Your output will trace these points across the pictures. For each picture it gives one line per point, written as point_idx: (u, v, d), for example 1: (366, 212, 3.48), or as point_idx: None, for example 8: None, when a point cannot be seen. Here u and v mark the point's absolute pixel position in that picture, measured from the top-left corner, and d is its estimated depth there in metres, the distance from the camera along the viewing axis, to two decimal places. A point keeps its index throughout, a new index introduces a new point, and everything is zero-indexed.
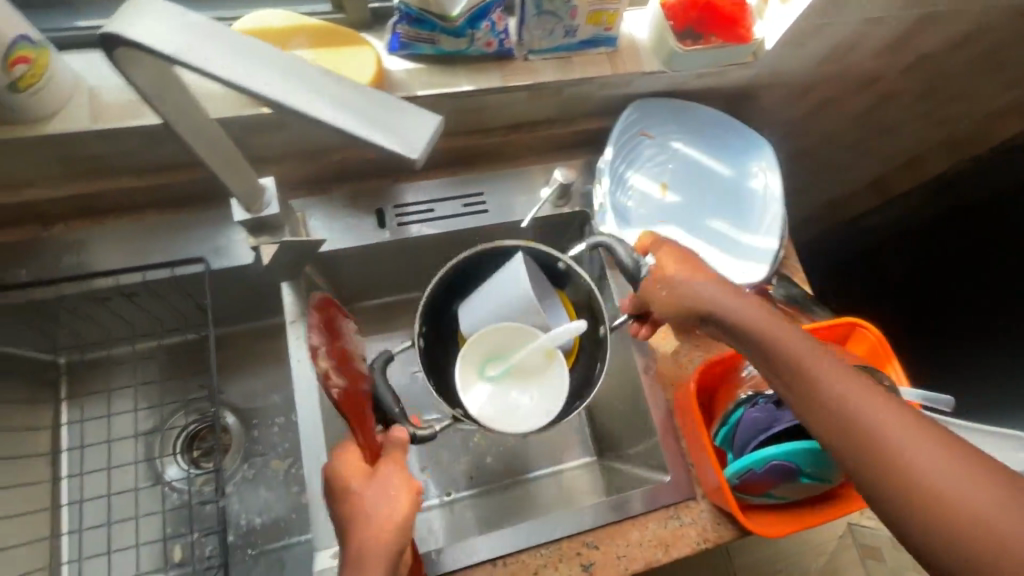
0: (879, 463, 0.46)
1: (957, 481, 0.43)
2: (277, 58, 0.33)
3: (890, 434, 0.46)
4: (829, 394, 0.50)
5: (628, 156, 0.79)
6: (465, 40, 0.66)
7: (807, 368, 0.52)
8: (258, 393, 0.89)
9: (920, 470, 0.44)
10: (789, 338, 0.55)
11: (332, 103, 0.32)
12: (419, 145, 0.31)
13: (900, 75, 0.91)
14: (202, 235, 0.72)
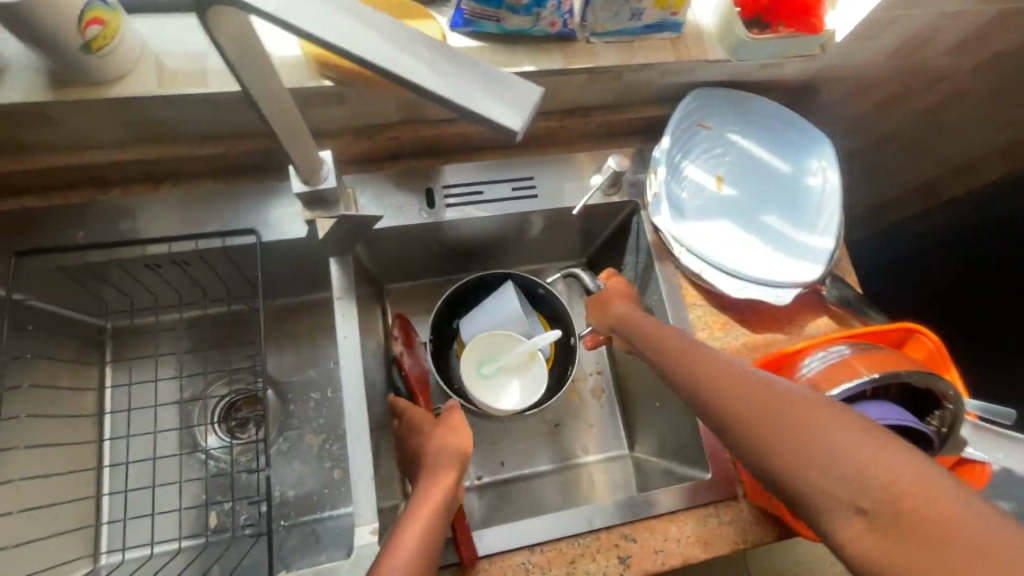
0: (803, 473, 0.45)
1: (818, 432, 0.45)
2: (379, 24, 0.33)
3: (749, 407, 0.50)
4: (740, 409, 0.51)
5: (684, 146, 0.78)
6: (530, 18, 0.64)
7: (686, 365, 0.58)
8: (297, 367, 0.89)
9: (850, 466, 0.43)
10: (698, 363, 0.57)
11: (428, 69, 0.32)
12: (521, 119, 0.31)
13: (969, 74, 0.87)
14: (253, 206, 0.72)
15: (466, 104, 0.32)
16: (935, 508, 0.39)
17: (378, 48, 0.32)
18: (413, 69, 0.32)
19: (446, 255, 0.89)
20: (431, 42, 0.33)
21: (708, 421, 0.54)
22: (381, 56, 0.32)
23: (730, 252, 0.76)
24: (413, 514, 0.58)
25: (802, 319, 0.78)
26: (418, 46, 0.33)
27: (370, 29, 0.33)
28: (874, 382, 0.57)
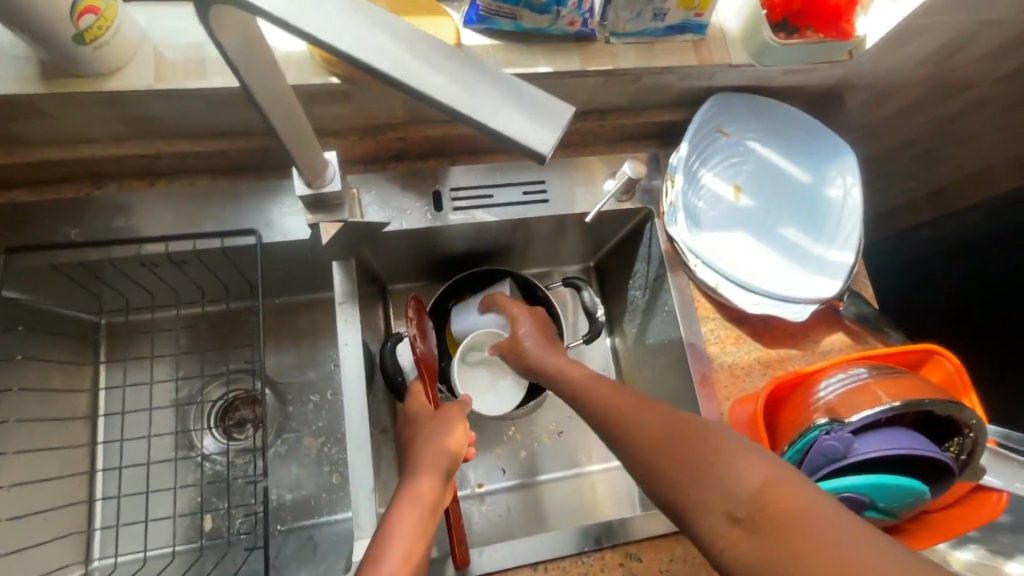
0: (700, 497, 0.47)
1: (724, 462, 0.47)
2: (394, 29, 0.30)
3: (664, 437, 0.52)
4: (650, 441, 0.53)
5: (701, 154, 0.75)
6: (548, 17, 0.61)
7: (602, 401, 0.60)
8: (295, 368, 0.87)
9: (733, 483, 0.46)
10: (625, 406, 0.57)
11: (447, 79, 0.29)
12: (551, 140, 0.28)
13: (997, 84, 0.84)
14: (253, 205, 0.69)
15: (490, 121, 0.29)
16: (798, 508, 0.42)
17: (395, 57, 0.29)
18: (432, 81, 0.29)
19: (451, 257, 0.86)
20: (451, 51, 0.30)
21: (625, 460, 0.55)
22: (397, 66, 0.29)
23: (746, 265, 0.74)
24: (397, 519, 0.55)
25: (817, 334, 0.75)
26: (437, 55, 0.30)
27: (387, 36, 0.30)
28: (895, 410, 0.56)
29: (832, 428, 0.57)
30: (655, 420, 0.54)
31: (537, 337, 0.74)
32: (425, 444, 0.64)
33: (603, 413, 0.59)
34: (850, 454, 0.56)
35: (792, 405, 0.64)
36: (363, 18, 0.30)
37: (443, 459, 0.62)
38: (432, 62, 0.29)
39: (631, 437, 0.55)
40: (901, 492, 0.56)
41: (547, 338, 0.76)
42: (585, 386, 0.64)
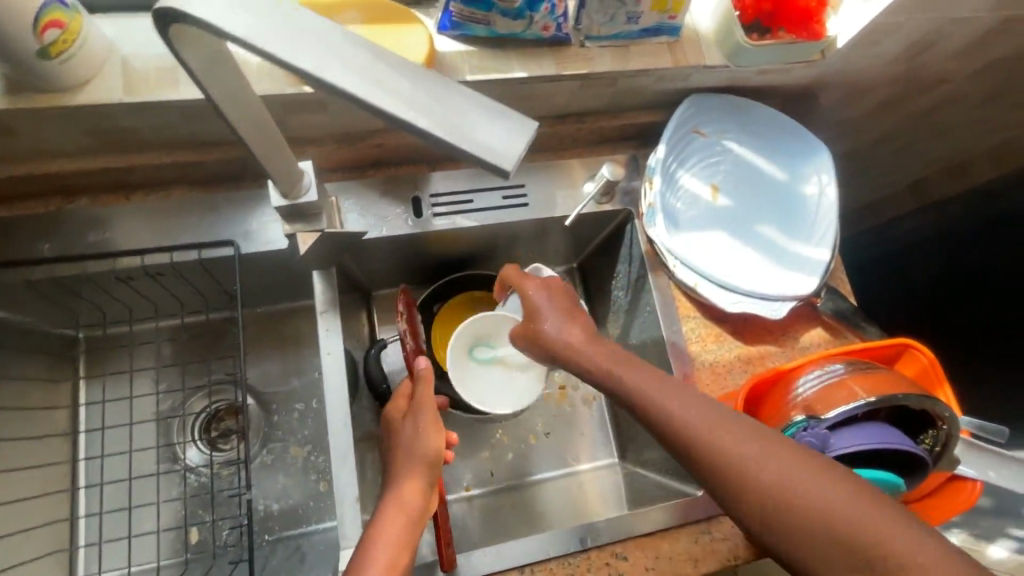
0: (792, 530, 0.46)
1: (826, 495, 0.46)
2: (355, 51, 0.30)
3: (750, 465, 0.49)
4: (740, 465, 0.49)
5: (679, 155, 0.76)
6: (522, 22, 0.61)
7: (661, 404, 0.53)
8: (280, 377, 0.86)
9: (836, 520, 0.45)
10: (697, 412, 0.52)
11: (412, 101, 0.30)
12: (515, 155, 0.29)
13: (966, 80, 0.86)
14: (230, 216, 0.68)
15: (457, 141, 0.29)
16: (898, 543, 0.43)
17: (357, 79, 0.30)
18: (397, 102, 0.30)
19: (433, 261, 0.86)
20: (416, 73, 0.30)
21: (698, 476, 0.51)
22: (360, 87, 0.29)
23: (725, 264, 0.74)
24: (381, 530, 0.56)
25: (795, 331, 0.77)
26: (400, 77, 0.30)
27: (350, 58, 0.30)
28: (870, 405, 0.57)
29: (809, 425, 0.58)
30: (728, 446, 0.50)
31: (565, 320, 0.63)
32: (410, 445, 0.63)
33: (664, 428, 0.53)
34: (827, 450, 0.57)
35: (772, 402, 0.65)
36: (327, 38, 0.30)
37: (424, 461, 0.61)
38: (397, 84, 0.30)
39: (708, 454, 0.50)
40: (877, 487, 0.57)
41: (574, 315, 0.64)
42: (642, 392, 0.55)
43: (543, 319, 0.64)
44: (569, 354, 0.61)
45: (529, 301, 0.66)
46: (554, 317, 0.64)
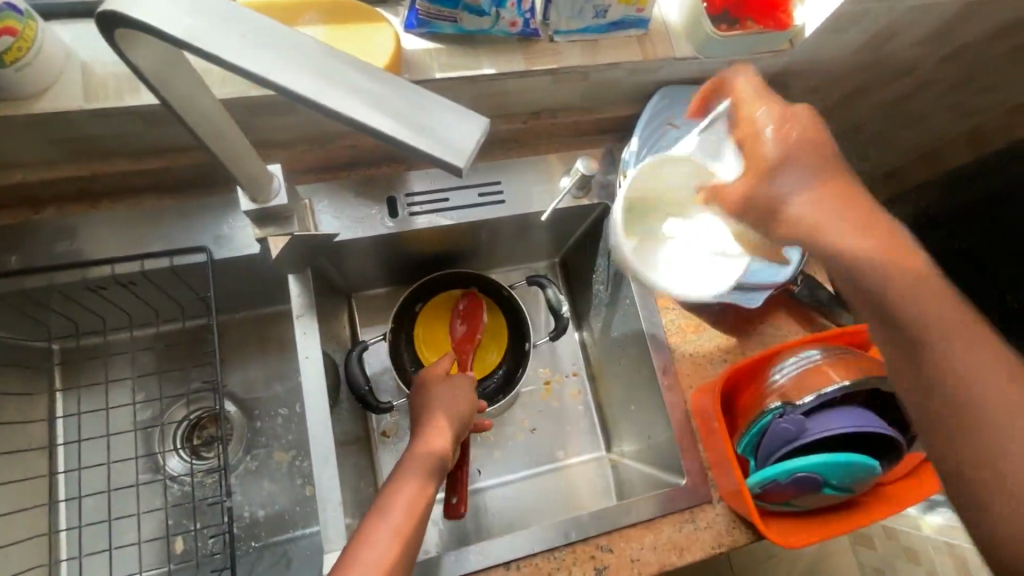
0: (967, 458, 0.42)
1: (994, 391, 0.42)
2: (303, 49, 0.30)
3: (927, 313, 0.45)
4: (911, 331, 0.45)
5: (652, 148, 0.76)
6: (489, 18, 0.61)
7: (826, 241, 0.49)
8: (261, 383, 0.86)
9: (989, 418, 0.41)
10: (891, 260, 0.47)
11: (360, 96, 0.29)
12: (467, 153, 0.28)
13: (935, 65, 0.87)
14: (202, 221, 0.68)
15: (412, 138, 0.29)
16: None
17: (304, 77, 0.29)
18: (347, 100, 0.29)
19: (412, 261, 0.86)
20: (368, 70, 0.30)
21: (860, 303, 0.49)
22: (307, 86, 0.29)
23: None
24: (384, 519, 0.54)
25: (772, 319, 0.77)
26: (351, 74, 0.30)
27: (296, 56, 0.29)
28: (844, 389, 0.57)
29: (785, 411, 0.59)
30: (935, 343, 0.44)
31: (841, 219, 0.49)
32: (425, 448, 0.63)
33: (870, 300, 0.48)
34: (803, 435, 0.58)
35: (750, 390, 0.66)
36: (273, 41, 0.30)
37: (435, 466, 0.62)
38: (344, 80, 0.29)
39: (875, 285, 0.47)
40: (854, 470, 0.57)
41: (863, 213, 0.50)
42: (842, 263, 0.49)
43: (776, 159, 0.52)
44: (774, 213, 0.52)
45: (758, 154, 0.54)
46: (783, 184, 0.52)
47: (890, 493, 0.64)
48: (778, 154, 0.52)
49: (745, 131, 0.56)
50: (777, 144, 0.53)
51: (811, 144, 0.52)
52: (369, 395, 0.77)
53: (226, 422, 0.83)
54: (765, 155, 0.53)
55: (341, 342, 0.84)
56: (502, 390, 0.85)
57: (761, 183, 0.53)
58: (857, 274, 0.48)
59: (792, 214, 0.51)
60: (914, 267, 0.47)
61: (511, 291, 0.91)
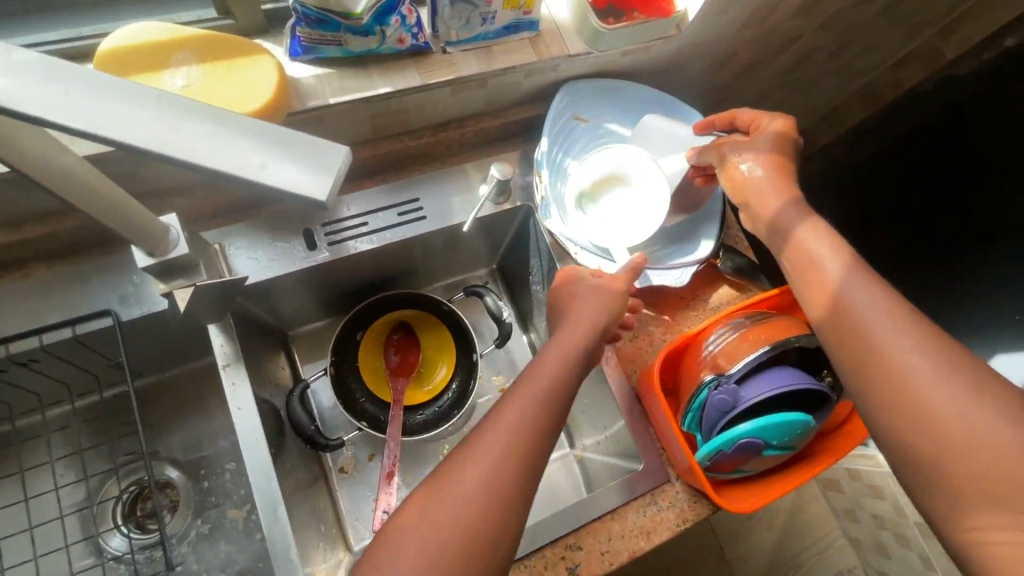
0: (883, 390, 0.49)
1: (901, 345, 0.49)
2: (143, 98, 0.28)
3: (838, 276, 0.55)
4: (825, 291, 0.56)
5: (563, 143, 0.79)
6: (375, 38, 0.60)
7: (771, 220, 0.63)
8: (203, 440, 0.81)
9: (895, 369, 0.49)
10: (818, 234, 0.60)
11: (204, 138, 0.28)
12: (330, 183, 0.28)
13: (817, 32, 0.92)
14: (104, 285, 0.64)
15: (260, 176, 0.28)
16: (933, 406, 0.46)
17: (150, 130, 0.28)
18: (204, 151, 0.28)
19: (343, 289, 0.83)
20: (218, 112, 0.29)
21: (791, 270, 0.60)
22: (145, 136, 0.27)
23: (612, 233, 0.75)
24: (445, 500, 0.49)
25: (703, 293, 0.79)
26: (204, 120, 0.28)
27: (136, 109, 0.28)
28: (770, 351, 0.60)
29: (719, 382, 0.61)
30: (861, 297, 0.53)
31: (778, 194, 0.64)
32: (527, 397, 0.56)
33: (811, 262, 0.58)
34: (739, 403, 0.60)
35: (684, 366, 0.68)
36: (104, 90, 0.28)
37: (524, 428, 0.54)
38: (189, 125, 0.28)
39: (799, 255, 0.59)
40: (792, 429, 0.60)
41: (794, 193, 0.64)
42: (793, 229, 0.61)
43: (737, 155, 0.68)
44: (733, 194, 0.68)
45: (755, 139, 0.68)
46: (753, 170, 0.66)
47: (835, 443, 0.66)
48: (762, 141, 0.68)
49: (744, 124, 0.71)
50: (770, 137, 0.68)
51: (784, 142, 0.68)
52: (317, 433, 0.74)
53: (169, 488, 0.78)
54: (757, 142, 0.68)
55: (281, 385, 0.81)
56: (456, 405, 0.84)
57: (732, 162, 0.68)
58: (798, 241, 0.60)
59: (745, 197, 0.67)
60: (834, 236, 0.59)
61: (450, 304, 0.91)
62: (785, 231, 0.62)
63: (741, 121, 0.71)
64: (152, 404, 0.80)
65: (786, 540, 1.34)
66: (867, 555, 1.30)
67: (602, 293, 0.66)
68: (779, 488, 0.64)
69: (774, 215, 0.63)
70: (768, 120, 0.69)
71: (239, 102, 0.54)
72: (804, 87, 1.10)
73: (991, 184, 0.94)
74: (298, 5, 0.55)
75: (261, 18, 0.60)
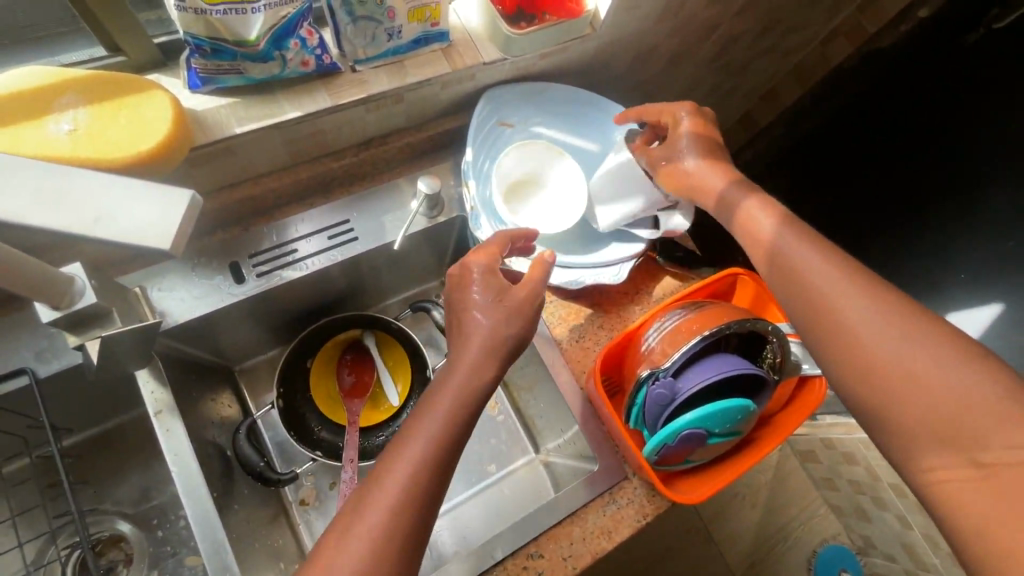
0: (849, 358, 0.49)
1: (863, 310, 0.49)
2: (16, 170, 0.38)
3: (795, 250, 0.56)
4: (785, 263, 0.56)
5: (490, 151, 0.79)
6: (275, 62, 0.59)
7: (725, 204, 0.65)
8: (151, 488, 0.78)
9: (857, 334, 0.48)
10: (770, 213, 0.61)
11: (70, 199, 0.39)
12: (172, 236, 0.38)
13: (736, 19, 0.93)
14: (20, 344, 0.62)
15: (120, 225, 0.38)
16: (897, 370, 0.45)
17: (22, 196, 0.38)
18: (68, 210, 0.38)
19: (284, 318, 0.81)
20: (78, 174, 0.39)
21: (752, 247, 0.61)
22: (17, 204, 0.37)
23: (521, 222, 0.76)
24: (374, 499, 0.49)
25: (646, 287, 0.79)
26: (71, 182, 0.39)
27: (10, 184, 0.38)
28: (704, 340, 0.61)
29: (656, 376, 0.62)
30: (802, 257, 0.55)
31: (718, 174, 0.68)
32: (442, 404, 0.54)
33: (757, 236, 0.61)
34: (677, 395, 0.61)
35: (628, 361, 0.69)
36: None
37: (450, 430, 0.53)
38: (55, 188, 0.38)
39: (755, 234, 0.61)
40: (735, 415, 0.60)
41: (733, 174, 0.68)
42: (737, 204, 0.64)
43: (681, 145, 0.71)
44: (678, 179, 0.70)
45: (675, 136, 0.72)
46: (689, 159, 0.70)
47: (779, 425, 0.67)
48: (684, 134, 0.71)
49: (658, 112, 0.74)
50: (692, 126, 0.72)
51: (702, 128, 0.72)
52: (266, 467, 0.72)
53: (121, 542, 0.75)
54: (677, 132, 0.72)
55: (228, 422, 0.78)
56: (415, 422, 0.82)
57: (673, 151, 0.71)
58: (738, 215, 0.64)
59: (691, 188, 0.70)
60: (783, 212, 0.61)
61: (398, 321, 0.88)
62: (731, 207, 0.65)
63: (654, 114, 0.74)
64: (93, 457, 0.77)
65: (770, 516, 1.35)
66: (848, 519, 1.33)
67: (498, 306, 0.59)
68: (730, 472, 0.64)
69: (717, 192, 0.67)
70: (677, 111, 0.73)
71: (134, 142, 0.52)
72: (733, 72, 1.11)
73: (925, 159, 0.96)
74: (188, 37, 0.53)
75: (155, 52, 0.59)
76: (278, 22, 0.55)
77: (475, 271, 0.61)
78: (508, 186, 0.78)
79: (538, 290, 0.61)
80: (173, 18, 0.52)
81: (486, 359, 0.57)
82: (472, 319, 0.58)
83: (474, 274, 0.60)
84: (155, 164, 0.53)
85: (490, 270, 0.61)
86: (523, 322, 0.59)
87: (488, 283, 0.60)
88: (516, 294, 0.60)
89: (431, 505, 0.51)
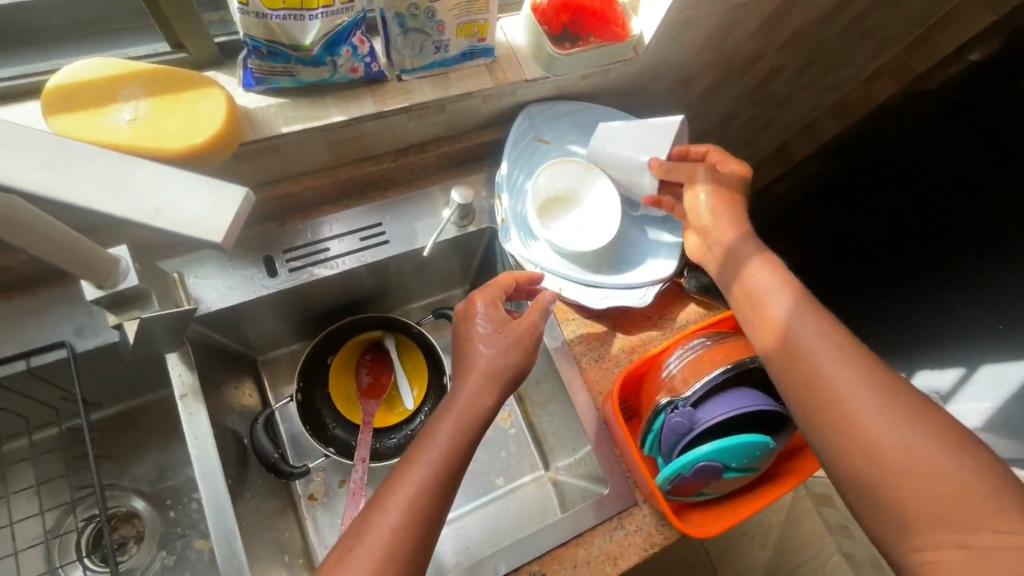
0: (848, 439, 0.49)
1: (862, 395, 0.49)
2: (88, 163, 0.40)
3: (795, 324, 0.56)
4: (787, 335, 0.56)
5: (525, 165, 0.80)
6: (326, 68, 0.61)
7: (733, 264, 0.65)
8: (167, 469, 0.80)
9: (853, 419, 0.49)
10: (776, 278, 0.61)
11: (134, 191, 0.40)
12: (223, 229, 0.40)
13: (779, 52, 0.93)
14: (62, 318, 0.65)
15: (179, 215, 0.40)
16: (897, 457, 0.46)
17: (93, 187, 0.40)
18: (131, 201, 0.40)
19: (310, 314, 0.83)
20: (143, 167, 0.41)
21: (753, 312, 0.61)
22: (90, 195, 0.39)
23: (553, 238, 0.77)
24: (373, 525, 0.49)
25: (670, 312, 0.79)
26: (136, 175, 0.41)
27: (84, 177, 0.40)
28: (726, 373, 0.60)
29: (675, 405, 0.61)
30: (805, 330, 0.55)
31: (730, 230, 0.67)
32: (444, 430, 0.54)
33: (760, 301, 0.61)
34: (696, 426, 0.60)
35: (647, 387, 0.68)
36: (59, 158, 0.40)
37: (449, 458, 0.53)
38: (122, 181, 0.40)
39: (757, 302, 0.61)
40: (753, 451, 0.59)
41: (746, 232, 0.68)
42: (745, 265, 0.64)
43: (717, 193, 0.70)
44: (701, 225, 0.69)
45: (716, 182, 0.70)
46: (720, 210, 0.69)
47: (800, 464, 0.66)
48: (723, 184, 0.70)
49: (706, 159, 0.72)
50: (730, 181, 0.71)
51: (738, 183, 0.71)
52: (280, 459, 0.73)
53: (135, 518, 0.77)
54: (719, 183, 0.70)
55: (247, 411, 0.80)
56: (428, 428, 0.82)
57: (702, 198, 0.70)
58: (743, 273, 0.64)
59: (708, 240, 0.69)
60: (787, 278, 0.61)
61: (421, 326, 0.89)
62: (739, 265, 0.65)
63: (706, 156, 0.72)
64: (116, 432, 0.80)
65: (780, 558, 1.32)
66: None
67: (501, 337, 0.59)
68: (744, 510, 0.63)
69: (728, 248, 0.66)
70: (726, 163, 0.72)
71: (189, 135, 0.55)
72: (772, 103, 1.10)
73: (967, 195, 0.87)
74: (248, 38, 0.56)
75: (214, 51, 0.62)
76: (333, 29, 0.57)
77: (478, 305, 0.62)
78: (543, 200, 0.79)
79: (539, 323, 0.62)
80: (235, 20, 0.55)
81: (486, 388, 0.57)
82: (475, 351, 0.59)
83: (477, 308, 0.62)
84: (206, 156, 0.56)
85: (494, 304, 0.63)
86: (524, 355, 0.60)
87: (490, 317, 0.61)
88: (516, 330, 0.60)
89: (430, 531, 0.50)
